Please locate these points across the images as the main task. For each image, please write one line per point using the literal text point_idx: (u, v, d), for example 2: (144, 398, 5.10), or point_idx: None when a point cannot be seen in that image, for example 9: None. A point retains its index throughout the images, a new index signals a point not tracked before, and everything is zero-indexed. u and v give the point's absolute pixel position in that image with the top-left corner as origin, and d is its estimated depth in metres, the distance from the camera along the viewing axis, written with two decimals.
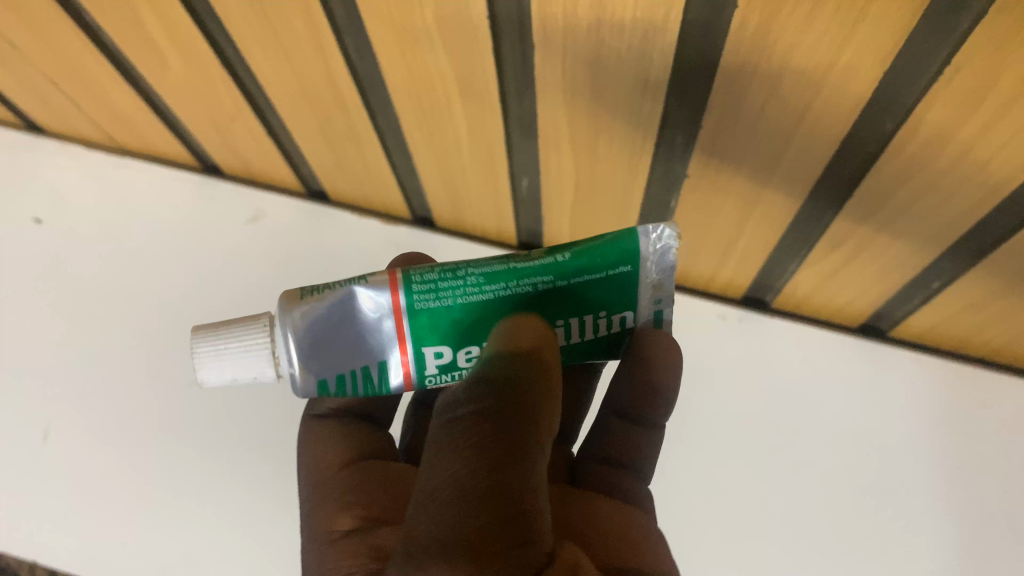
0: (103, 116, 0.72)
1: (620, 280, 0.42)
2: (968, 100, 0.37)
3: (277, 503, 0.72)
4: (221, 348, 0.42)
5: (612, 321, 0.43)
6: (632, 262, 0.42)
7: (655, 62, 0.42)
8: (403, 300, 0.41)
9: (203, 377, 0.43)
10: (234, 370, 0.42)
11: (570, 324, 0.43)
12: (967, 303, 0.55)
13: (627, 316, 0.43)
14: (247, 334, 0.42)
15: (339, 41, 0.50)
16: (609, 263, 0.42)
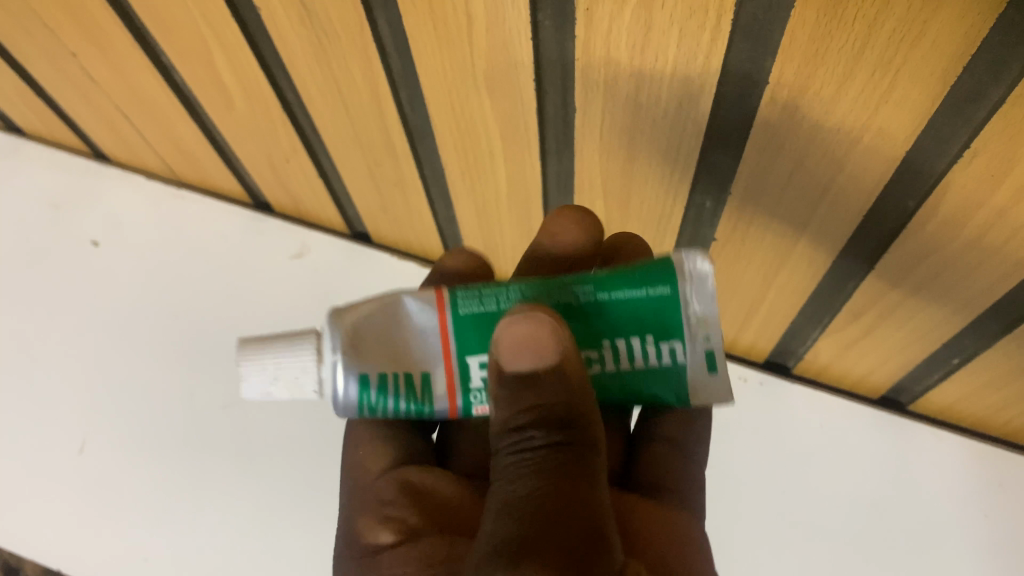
0: (166, 149, 0.77)
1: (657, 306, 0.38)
2: (985, 182, 0.39)
3: (298, 533, 0.73)
4: (266, 359, 0.40)
5: (658, 351, 0.38)
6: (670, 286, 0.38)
7: (688, 131, 0.45)
8: (448, 317, 0.39)
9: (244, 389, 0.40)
10: (277, 385, 0.40)
11: (613, 348, 0.39)
12: (986, 381, 0.56)
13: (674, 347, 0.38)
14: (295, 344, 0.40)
15: (395, 93, 0.53)
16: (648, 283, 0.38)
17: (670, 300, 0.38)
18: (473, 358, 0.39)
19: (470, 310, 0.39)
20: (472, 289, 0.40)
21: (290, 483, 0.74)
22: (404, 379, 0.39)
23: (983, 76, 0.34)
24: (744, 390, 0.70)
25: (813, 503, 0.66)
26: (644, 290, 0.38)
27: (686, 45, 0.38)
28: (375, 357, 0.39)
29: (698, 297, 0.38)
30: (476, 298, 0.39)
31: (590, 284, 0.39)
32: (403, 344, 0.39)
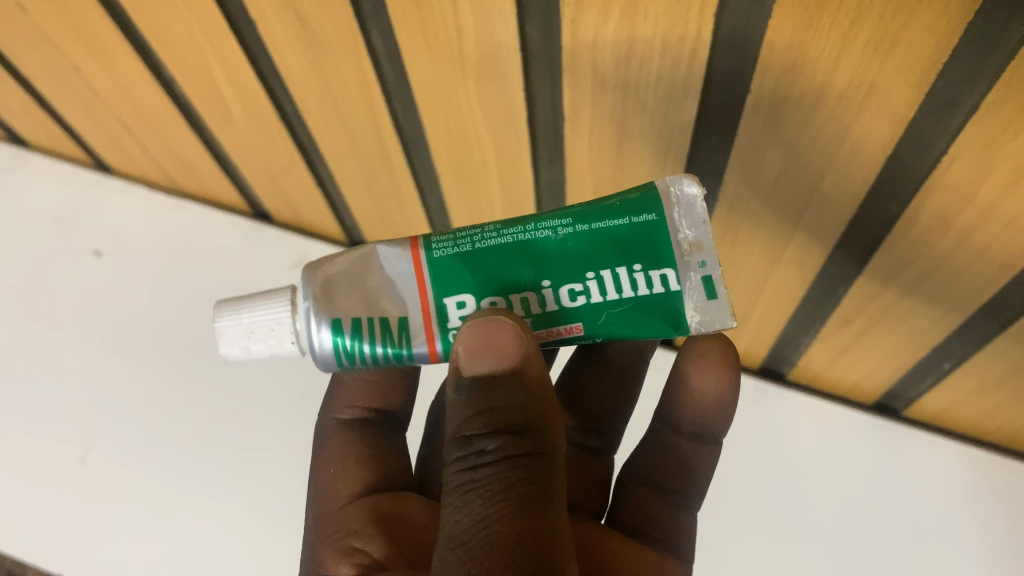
0: (168, 161, 0.78)
1: (645, 228, 0.38)
2: (966, 189, 0.39)
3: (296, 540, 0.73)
4: (241, 314, 0.41)
5: (649, 279, 0.38)
6: (656, 210, 0.38)
7: (674, 139, 0.46)
8: (423, 254, 0.39)
9: (223, 348, 0.41)
10: (253, 333, 0.40)
11: (601, 278, 0.38)
12: (977, 386, 0.57)
13: (666, 273, 0.38)
14: (272, 296, 0.40)
15: (389, 104, 0.54)
16: (630, 210, 0.38)
17: (654, 229, 0.38)
18: (450, 298, 0.39)
19: (446, 252, 0.39)
20: (447, 232, 0.40)
21: (288, 488, 0.74)
22: (380, 325, 0.38)
23: (956, 85, 0.34)
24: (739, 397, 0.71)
25: (808, 507, 0.67)
26: (626, 214, 0.38)
27: (669, 55, 0.39)
28: (349, 307, 0.38)
29: (687, 221, 0.38)
30: (450, 239, 0.39)
31: (568, 219, 0.39)
32: (377, 293, 0.39)
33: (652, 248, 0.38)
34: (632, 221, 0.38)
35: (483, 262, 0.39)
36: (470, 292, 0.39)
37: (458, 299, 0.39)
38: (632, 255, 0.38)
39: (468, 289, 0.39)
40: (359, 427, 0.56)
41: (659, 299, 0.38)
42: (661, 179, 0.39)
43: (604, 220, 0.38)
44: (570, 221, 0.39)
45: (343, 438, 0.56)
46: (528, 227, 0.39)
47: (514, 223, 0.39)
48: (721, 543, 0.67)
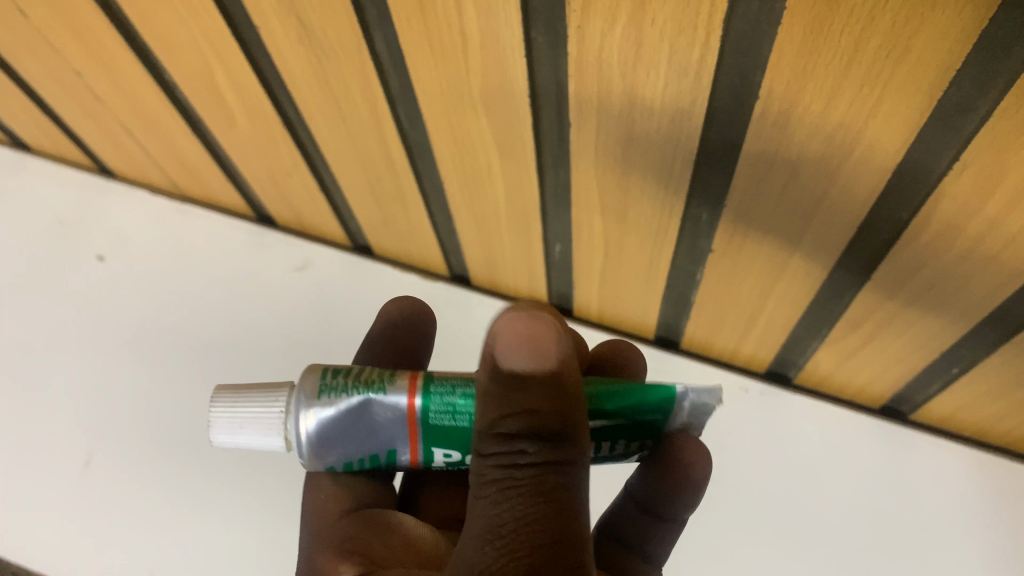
0: (171, 165, 0.78)
1: (647, 424, 0.42)
2: (976, 195, 0.39)
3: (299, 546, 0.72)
4: (236, 420, 0.42)
5: (630, 447, 0.43)
6: (663, 413, 0.42)
7: (681, 145, 0.45)
8: (418, 411, 0.40)
9: (214, 435, 0.43)
10: (246, 440, 0.42)
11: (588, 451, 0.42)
12: (986, 391, 0.56)
13: (646, 443, 0.43)
14: (264, 410, 0.42)
15: (393, 111, 0.54)
16: (641, 411, 0.41)
17: (653, 424, 0.42)
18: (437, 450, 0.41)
19: (441, 423, 0.40)
20: (447, 399, 0.40)
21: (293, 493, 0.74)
22: (370, 459, 0.43)
23: (969, 92, 0.34)
24: (745, 401, 0.70)
25: (814, 512, 0.66)
26: (637, 415, 0.41)
27: (677, 61, 0.39)
28: (343, 451, 0.42)
29: (690, 418, 0.42)
30: (448, 411, 0.40)
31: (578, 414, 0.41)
32: (367, 441, 0.41)
33: (646, 432, 0.42)
34: (639, 419, 0.42)
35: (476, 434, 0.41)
36: (456, 449, 0.41)
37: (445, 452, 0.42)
38: (620, 436, 0.42)
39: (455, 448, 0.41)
40: None
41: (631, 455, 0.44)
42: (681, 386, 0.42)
43: (612, 417, 0.41)
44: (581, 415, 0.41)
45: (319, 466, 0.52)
46: None
47: None
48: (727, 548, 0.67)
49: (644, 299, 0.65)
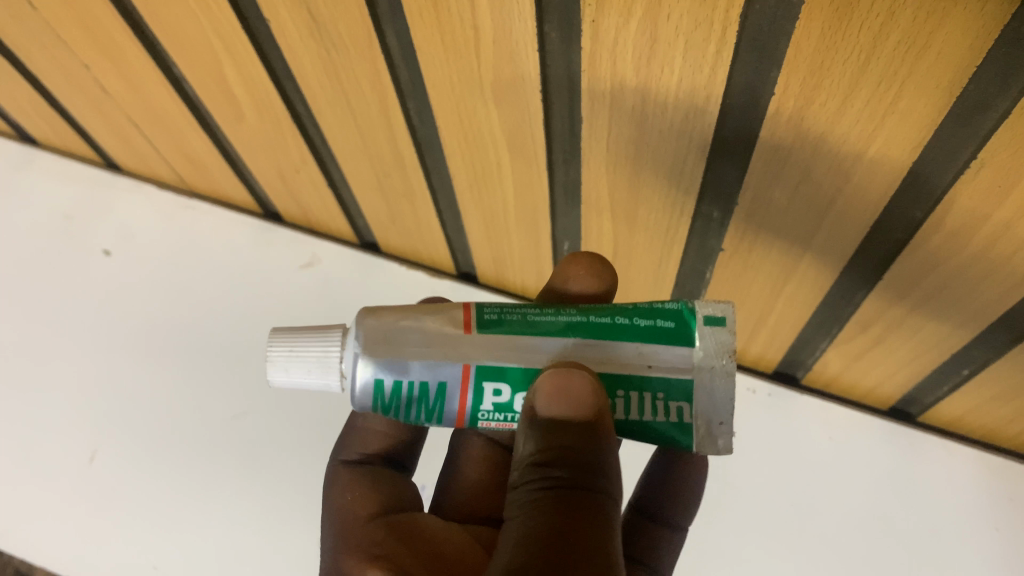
0: (178, 159, 0.76)
1: (664, 335, 0.39)
2: (993, 194, 0.36)
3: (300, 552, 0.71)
4: (295, 350, 0.41)
5: (668, 407, 0.38)
6: (677, 322, 0.39)
7: (694, 143, 0.43)
8: (473, 318, 0.39)
9: (271, 376, 0.42)
10: (302, 375, 0.41)
11: (629, 397, 0.38)
12: (1018, 405, 0.52)
13: (684, 406, 0.38)
14: (326, 340, 0.40)
15: (403, 106, 0.52)
16: (657, 319, 0.39)
17: (673, 338, 0.39)
18: (487, 383, 0.38)
19: (488, 326, 0.39)
20: (497, 309, 0.39)
21: (295, 495, 0.72)
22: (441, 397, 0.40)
23: (990, 86, 0.31)
24: (751, 401, 0.66)
25: (820, 523, 0.62)
26: (651, 320, 0.39)
27: (692, 58, 0.36)
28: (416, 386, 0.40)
29: (714, 346, 0.38)
30: (499, 314, 0.39)
31: (590, 319, 0.39)
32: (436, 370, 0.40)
33: (680, 383, 0.38)
34: (655, 327, 0.39)
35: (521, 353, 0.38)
36: (506, 381, 0.38)
37: (493, 386, 0.38)
38: (653, 380, 0.38)
39: (505, 377, 0.38)
40: (372, 464, 0.52)
41: (672, 425, 0.38)
42: (693, 301, 0.39)
43: (627, 322, 0.39)
44: (596, 321, 0.39)
45: (350, 471, 0.51)
46: (564, 324, 0.39)
47: (547, 322, 0.39)
48: (729, 552, 0.63)
49: (656, 298, 0.62)
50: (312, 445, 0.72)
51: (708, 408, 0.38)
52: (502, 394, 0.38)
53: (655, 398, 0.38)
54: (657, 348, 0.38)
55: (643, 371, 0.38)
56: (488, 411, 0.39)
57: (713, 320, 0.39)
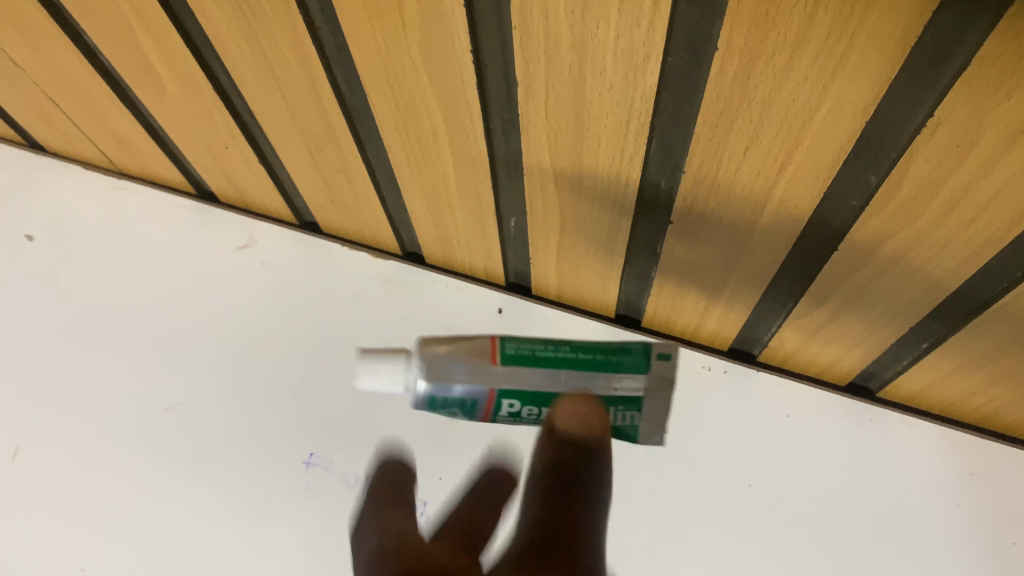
0: (103, 139, 0.72)
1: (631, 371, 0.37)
2: (951, 155, 0.36)
3: (245, 543, 0.66)
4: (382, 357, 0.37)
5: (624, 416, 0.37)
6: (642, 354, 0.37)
7: (636, 107, 0.41)
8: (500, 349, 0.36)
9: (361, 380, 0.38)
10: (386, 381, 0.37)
11: None
12: (957, 367, 0.54)
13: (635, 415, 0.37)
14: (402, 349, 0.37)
15: (329, 73, 0.50)
16: (624, 353, 0.37)
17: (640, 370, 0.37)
18: (506, 401, 0.36)
19: (511, 360, 0.36)
20: (520, 345, 0.36)
21: (237, 482, 0.68)
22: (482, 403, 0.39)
23: (945, 38, 0.31)
24: (708, 379, 0.67)
25: (787, 492, 0.63)
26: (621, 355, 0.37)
27: (628, 12, 0.35)
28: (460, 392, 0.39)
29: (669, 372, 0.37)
30: (515, 349, 0.36)
31: (576, 350, 0.36)
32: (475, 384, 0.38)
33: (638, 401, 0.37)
34: (624, 360, 0.37)
35: (530, 385, 0.36)
36: (521, 400, 0.36)
37: (511, 404, 0.36)
38: (615, 402, 0.37)
39: (520, 397, 0.36)
40: None
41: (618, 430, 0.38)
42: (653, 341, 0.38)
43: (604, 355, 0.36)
44: (583, 353, 0.36)
45: None
46: (562, 356, 0.36)
47: (547, 356, 0.36)
48: (694, 537, 0.63)
49: (605, 275, 0.62)
50: (257, 429, 0.69)
51: (661, 418, 0.38)
52: (515, 406, 0.36)
53: (616, 411, 0.37)
54: (623, 374, 0.36)
55: (610, 394, 0.36)
56: (505, 416, 0.37)
57: (666, 354, 0.37)
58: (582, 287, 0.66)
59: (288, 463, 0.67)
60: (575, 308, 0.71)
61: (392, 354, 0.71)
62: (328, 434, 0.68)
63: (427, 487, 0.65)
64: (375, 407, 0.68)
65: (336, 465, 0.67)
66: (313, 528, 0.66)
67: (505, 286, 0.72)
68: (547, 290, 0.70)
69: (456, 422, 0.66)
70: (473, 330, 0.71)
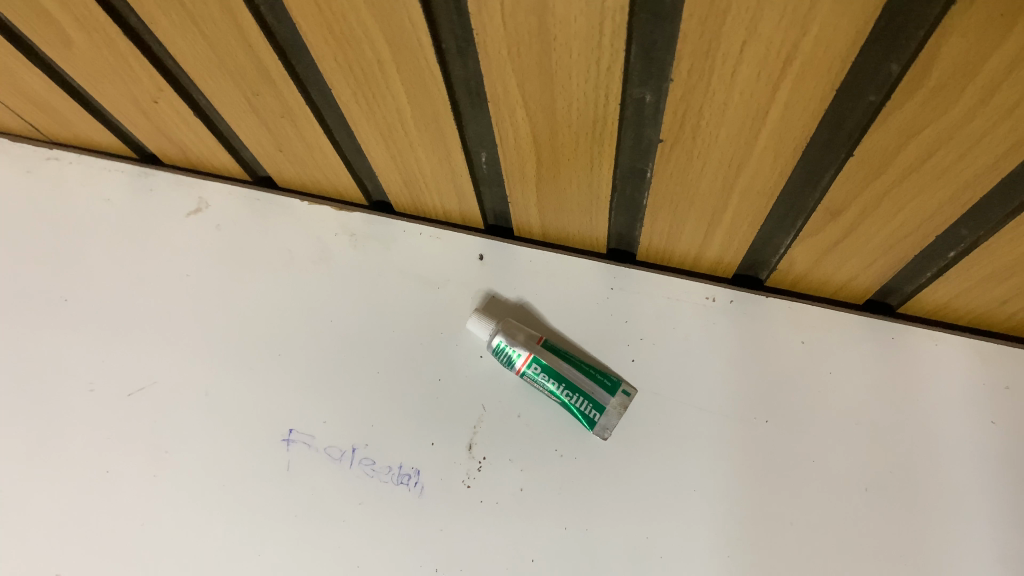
0: (22, 106, 0.65)
1: None
2: (992, 28, 0.30)
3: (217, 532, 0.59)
4: None
5: None
6: None
7: (609, 5, 0.34)
8: None
9: None
10: None
11: None
12: (988, 275, 0.49)
13: None
14: None
15: (250, 2, 0.43)
16: None
17: None
18: None
19: None
20: None
21: (209, 467, 0.61)
22: None
23: None
24: (713, 311, 0.62)
25: (811, 426, 0.57)
26: None
27: None
28: None
29: None
30: None
31: None
32: None
33: None
34: None
35: None
36: None
37: None
38: None
39: None
40: None
41: None
42: None
43: None
44: None
45: None
46: None
47: None
48: (712, 485, 0.56)
49: (590, 209, 0.56)
50: (225, 407, 0.63)
51: None
52: None
53: None
54: None
55: None
56: None
57: None
58: (567, 223, 0.60)
59: (264, 442, 0.61)
60: (562, 248, 0.65)
61: (367, 315, 0.65)
62: (307, 405, 0.62)
63: (420, 453, 0.59)
64: (354, 371, 0.63)
65: (318, 440, 0.60)
66: (296, 510, 0.59)
67: (485, 230, 0.67)
68: (530, 230, 0.64)
69: (443, 379, 0.62)
70: (454, 278, 0.66)
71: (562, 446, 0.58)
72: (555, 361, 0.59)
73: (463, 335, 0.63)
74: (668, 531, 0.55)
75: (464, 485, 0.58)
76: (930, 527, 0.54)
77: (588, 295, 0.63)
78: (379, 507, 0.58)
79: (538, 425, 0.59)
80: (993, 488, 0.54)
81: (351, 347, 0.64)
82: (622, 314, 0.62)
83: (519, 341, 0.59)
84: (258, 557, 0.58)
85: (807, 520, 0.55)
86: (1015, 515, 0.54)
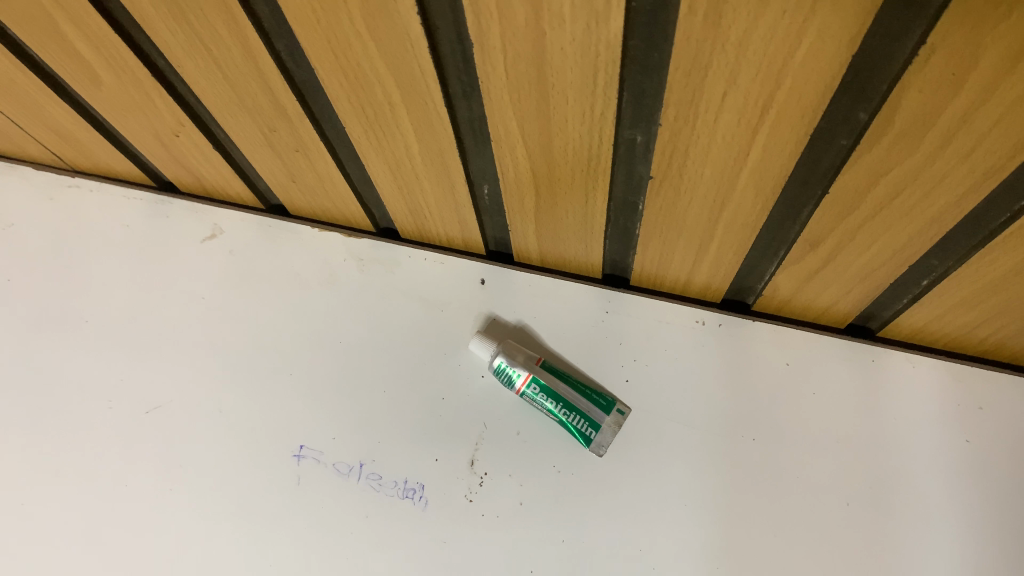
0: (47, 137, 0.68)
1: None
2: (946, 85, 0.33)
3: (228, 541, 0.62)
4: None
5: None
6: None
7: (602, 58, 0.38)
8: None
9: None
10: None
11: None
12: (958, 302, 0.52)
13: None
14: None
15: (271, 48, 0.47)
16: None
17: None
18: None
19: None
20: None
21: (220, 481, 0.64)
22: None
23: None
24: (702, 334, 0.65)
25: (795, 444, 0.60)
26: None
27: None
28: None
29: None
30: None
31: None
32: None
33: None
34: None
35: None
36: None
37: None
38: None
39: None
40: None
41: None
42: None
43: None
44: None
45: None
46: None
47: None
48: (701, 501, 0.59)
49: (586, 238, 0.59)
50: (236, 424, 0.65)
51: None
52: None
53: None
54: None
55: None
56: None
57: None
58: (564, 250, 0.63)
59: (275, 457, 0.64)
60: (559, 273, 0.68)
61: (372, 336, 0.68)
62: (315, 422, 0.65)
63: (423, 468, 0.62)
64: (360, 390, 0.66)
65: (326, 455, 0.63)
66: (304, 522, 0.61)
67: (486, 257, 0.70)
68: (529, 255, 0.67)
69: (447, 397, 0.65)
70: (456, 301, 0.69)
71: (560, 464, 0.61)
72: (553, 381, 0.62)
73: (464, 356, 0.66)
74: (660, 544, 0.58)
75: (466, 499, 0.61)
76: (907, 540, 0.57)
77: (583, 318, 0.67)
78: (383, 520, 0.61)
79: (536, 442, 0.62)
80: (966, 503, 0.57)
81: (357, 366, 0.67)
82: (616, 336, 0.65)
83: (518, 362, 0.62)
84: (267, 566, 0.61)
85: (792, 533, 0.58)
86: (987, 529, 0.56)
